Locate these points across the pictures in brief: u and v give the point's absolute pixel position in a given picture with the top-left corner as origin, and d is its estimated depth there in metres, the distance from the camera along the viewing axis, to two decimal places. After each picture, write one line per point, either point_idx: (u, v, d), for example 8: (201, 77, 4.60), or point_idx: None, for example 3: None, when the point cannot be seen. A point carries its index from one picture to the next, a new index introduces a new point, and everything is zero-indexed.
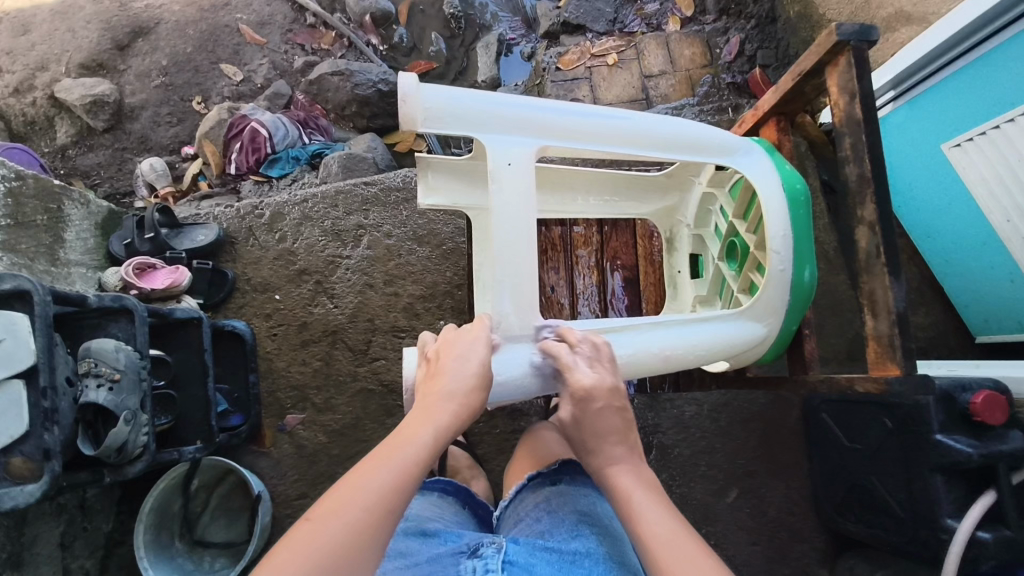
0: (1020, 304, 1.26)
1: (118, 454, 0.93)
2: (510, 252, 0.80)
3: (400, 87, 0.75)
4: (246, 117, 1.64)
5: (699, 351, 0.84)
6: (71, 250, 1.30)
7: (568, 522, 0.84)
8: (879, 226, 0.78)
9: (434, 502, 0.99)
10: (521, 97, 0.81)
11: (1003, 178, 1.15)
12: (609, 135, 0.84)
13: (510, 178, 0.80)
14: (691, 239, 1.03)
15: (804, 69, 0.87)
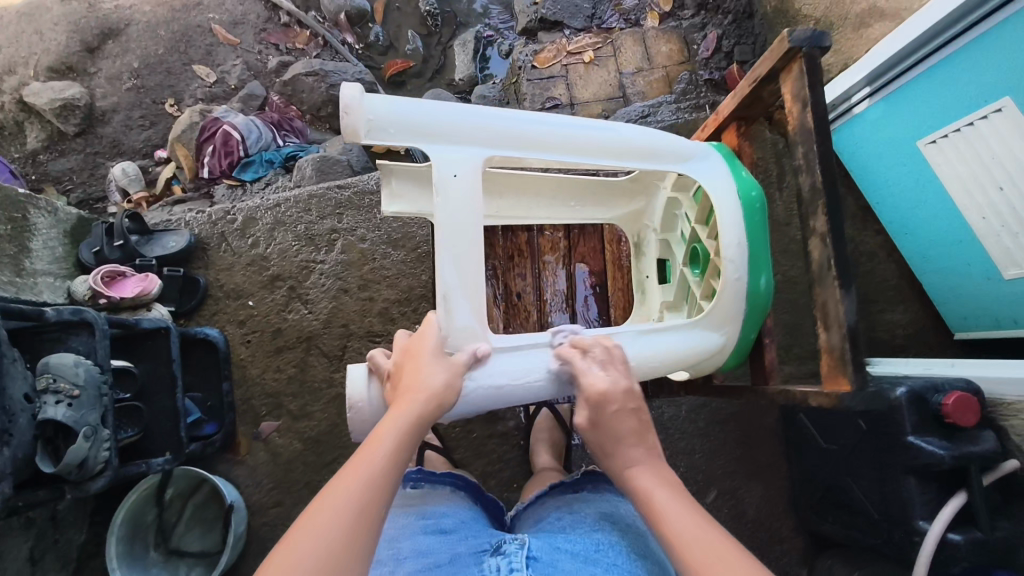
0: (996, 301, 1.25)
1: (78, 470, 0.91)
2: (455, 264, 0.78)
3: (343, 98, 0.74)
4: (217, 119, 1.61)
5: (653, 362, 0.84)
6: (37, 259, 1.28)
7: (592, 520, 0.85)
8: (833, 236, 0.77)
9: (445, 495, 0.95)
10: (467, 107, 0.81)
11: (979, 175, 1.14)
12: (561, 143, 0.83)
13: (455, 189, 0.79)
14: (657, 244, 1.03)
15: (761, 74, 0.86)
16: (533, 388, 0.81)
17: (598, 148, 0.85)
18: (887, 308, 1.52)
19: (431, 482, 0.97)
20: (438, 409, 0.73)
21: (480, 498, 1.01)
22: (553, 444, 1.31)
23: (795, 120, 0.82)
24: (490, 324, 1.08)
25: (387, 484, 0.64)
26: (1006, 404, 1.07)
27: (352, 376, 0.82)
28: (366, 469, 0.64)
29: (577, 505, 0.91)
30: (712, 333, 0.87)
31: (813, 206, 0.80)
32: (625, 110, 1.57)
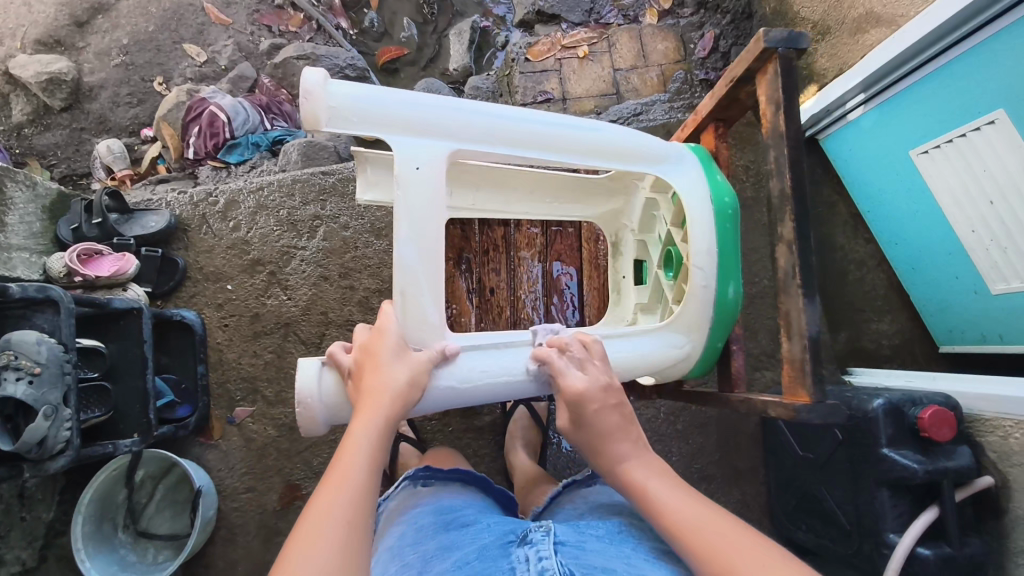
0: (982, 315, 1.24)
1: (37, 448, 0.90)
2: (414, 261, 0.78)
3: (303, 83, 0.74)
4: (205, 100, 1.59)
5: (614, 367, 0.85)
6: (12, 234, 1.25)
7: (607, 504, 0.87)
8: (800, 243, 0.76)
9: (457, 492, 0.92)
10: (432, 97, 0.80)
11: (970, 187, 1.12)
12: (532, 140, 0.83)
13: (417, 183, 0.78)
14: (635, 244, 1.04)
15: (737, 75, 0.84)
16: (495, 389, 0.82)
17: (570, 146, 0.85)
18: (873, 318, 1.51)
19: (441, 479, 0.94)
20: (405, 406, 0.73)
21: (489, 492, 0.98)
22: (529, 442, 1.30)
23: (768, 123, 0.80)
24: (464, 317, 1.07)
25: (370, 495, 0.66)
26: (983, 420, 1.05)
27: (303, 367, 0.80)
28: (350, 484, 0.65)
29: (593, 498, 0.90)
30: (679, 338, 0.88)
31: (782, 212, 0.78)
32: (618, 107, 1.56)
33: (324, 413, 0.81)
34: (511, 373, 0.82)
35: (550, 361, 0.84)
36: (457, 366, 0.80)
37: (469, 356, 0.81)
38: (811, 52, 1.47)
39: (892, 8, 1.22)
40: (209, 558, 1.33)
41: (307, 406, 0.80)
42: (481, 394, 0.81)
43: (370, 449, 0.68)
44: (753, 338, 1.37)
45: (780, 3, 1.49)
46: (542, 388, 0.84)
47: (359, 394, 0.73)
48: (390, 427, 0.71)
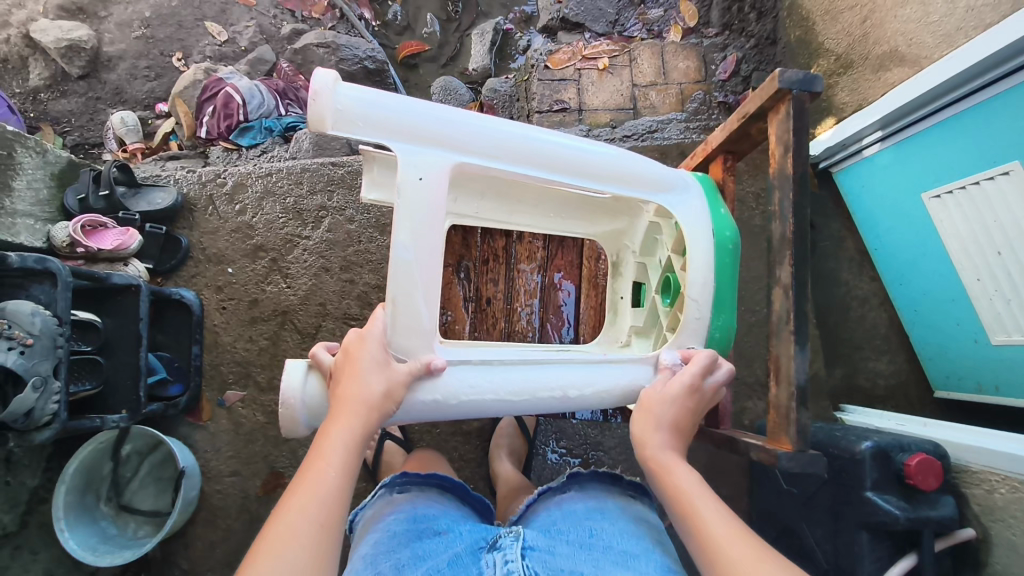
0: (981, 364, 1.23)
1: (24, 419, 0.91)
2: (408, 272, 0.78)
3: (313, 83, 0.74)
4: (221, 81, 1.59)
5: (602, 388, 0.86)
6: (19, 200, 1.25)
7: (580, 510, 0.86)
8: (797, 289, 0.75)
9: (432, 498, 0.92)
10: (439, 109, 0.79)
11: (979, 236, 1.11)
12: (537, 159, 0.83)
13: (417, 193, 0.78)
14: (635, 267, 1.04)
15: (749, 112, 0.84)
16: (480, 407, 0.82)
17: (575, 168, 0.85)
18: (871, 356, 1.50)
19: (418, 485, 0.94)
20: (383, 413, 0.75)
21: (465, 499, 0.97)
22: (514, 451, 1.30)
23: (777, 164, 0.80)
24: (458, 324, 1.07)
25: (344, 498, 0.66)
26: (970, 472, 1.05)
27: (287, 372, 0.81)
28: (323, 487, 0.66)
29: (567, 504, 0.89)
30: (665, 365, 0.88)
31: (782, 256, 0.78)
32: (633, 122, 1.56)
33: (306, 416, 0.81)
34: (497, 392, 0.82)
35: (540, 381, 0.84)
36: (439, 382, 0.80)
37: (456, 370, 0.81)
38: (830, 85, 1.46)
39: (916, 49, 1.21)
40: (187, 538, 1.34)
41: (288, 407, 0.81)
42: (467, 407, 0.82)
43: (345, 452, 0.69)
44: (748, 366, 1.36)
45: (806, 32, 1.50)
46: (527, 407, 0.84)
47: (336, 394, 0.74)
48: (366, 431, 0.73)
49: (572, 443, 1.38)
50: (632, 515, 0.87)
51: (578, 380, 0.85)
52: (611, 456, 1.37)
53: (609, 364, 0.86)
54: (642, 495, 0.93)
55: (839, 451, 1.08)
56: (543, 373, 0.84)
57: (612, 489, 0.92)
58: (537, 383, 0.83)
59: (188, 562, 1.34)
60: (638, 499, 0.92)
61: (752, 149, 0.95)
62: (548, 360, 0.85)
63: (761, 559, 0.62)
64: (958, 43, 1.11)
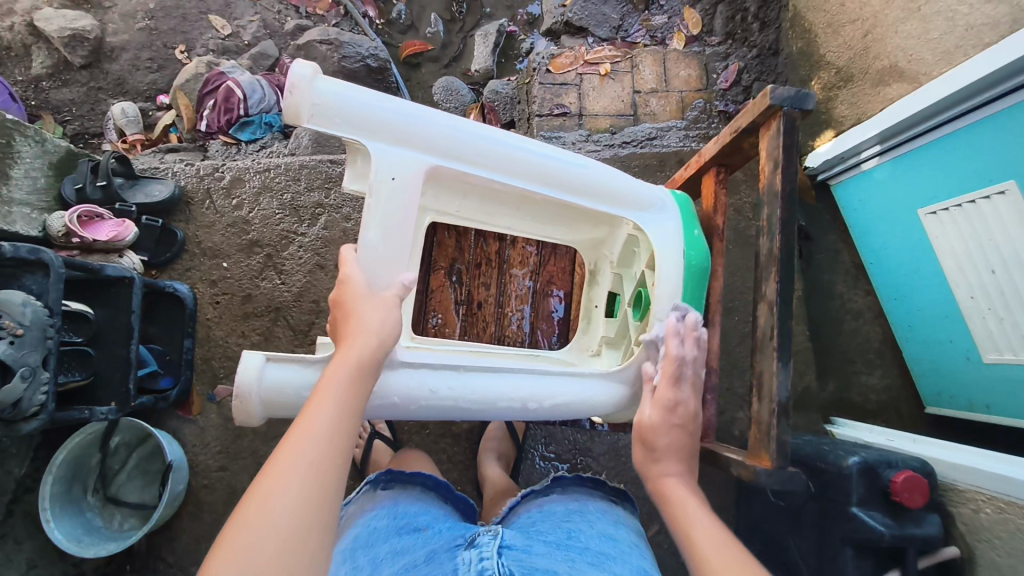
0: (972, 382, 1.23)
1: (11, 409, 0.91)
2: (378, 261, 0.84)
3: (290, 77, 0.77)
4: (223, 75, 1.59)
5: (570, 402, 0.89)
6: (15, 188, 1.26)
7: (560, 513, 0.87)
8: (782, 306, 0.76)
9: (415, 498, 0.91)
10: (413, 108, 0.83)
11: (974, 255, 1.11)
12: (510, 166, 0.88)
13: (389, 192, 0.84)
14: (612, 277, 1.06)
15: (740, 126, 0.84)
16: (441, 412, 0.85)
17: (547, 176, 0.89)
18: (863, 371, 1.50)
19: (402, 483, 0.94)
20: (386, 353, 0.76)
21: (449, 499, 0.95)
22: (503, 454, 1.30)
23: (765, 180, 0.80)
24: (448, 328, 1.06)
25: (339, 436, 0.66)
26: (956, 490, 1.05)
27: (245, 361, 0.80)
28: (319, 424, 0.65)
29: (548, 506, 0.89)
30: (618, 387, 0.92)
31: (768, 273, 0.79)
32: (633, 129, 1.56)
33: (258, 410, 0.81)
34: (456, 399, 0.84)
35: (501, 390, 0.86)
36: (392, 385, 0.81)
37: (417, 373, 0.82)
38: (830, 98, 1.46)
39: (916, 65, 1.21)
40: (173, 532, 1.34)
41: (240, 399, 0.80)
42: (426, 410, 0.84)
43: (344, 391, 0.70)
44: (739, 377, 1.37)
45: (808, 44, 1.50)
46: (485, 414, 0.87)
47: (340, 342, 0.76)
48: (366, 375, 0.73)
49: (561, 448, 1.38)
50: (613, 519, 0.88)
51: (538, 392, 0.88)
52: (599, 462, 1.37)
53: (571, 378, 0.90)
54: (624, 500, 0.95)
55: (826, 465, 1.08)
56: (504, 385, 0.86)
57: (594, 492, 0.94)
58: (499, 393, 0.86)
59: (173, 555, 1.33)
60: (618, 503, 0.94)
61: (744, 163, 0.95)
62: (512, 370, 0.87)
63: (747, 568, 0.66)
64: (958, 61, 1.11)
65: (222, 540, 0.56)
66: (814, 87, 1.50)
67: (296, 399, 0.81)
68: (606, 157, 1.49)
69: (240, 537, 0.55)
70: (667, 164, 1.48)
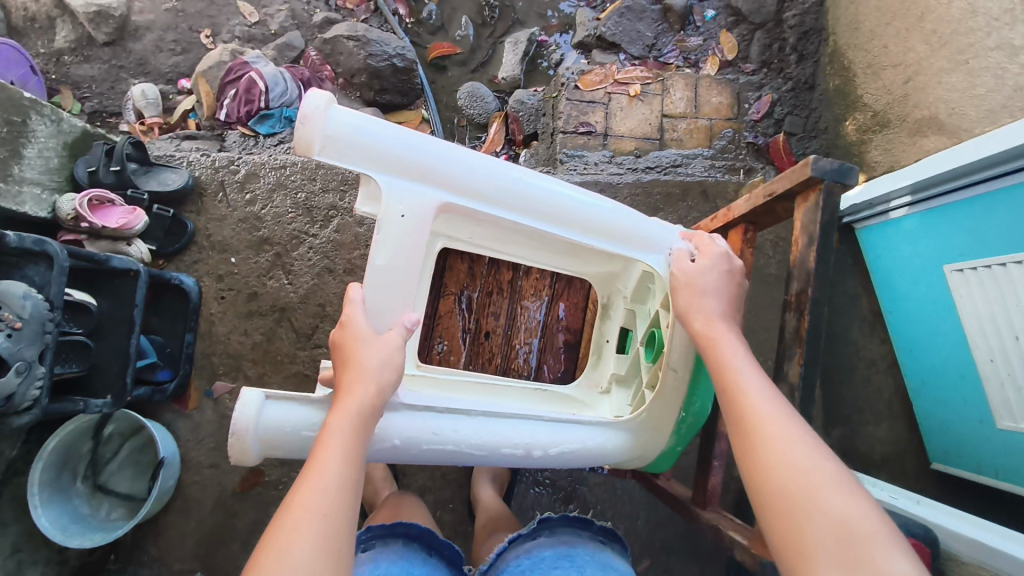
0: (984, 446, 1.19)
1: (3, 403, 0.89)
2: (382, 291, 0.83)
3: (303, 108, 0.76)
4: (246, 65, 1.55)
5: (574, 450, 0.87)
6: (27, 167, 1.24)
7: (548, 560, 0.87)
8: (803, 389, 0.79)
9: (397, 556, 0.89)
10: (428, 142, 0.82)
11: (998, 319, 1.07)
12: (525, 207, 0.86)
13: (399, 226, 0.83)
14: (624, 312, 1.03)
15: (776, 191, 0.84)
16: (443, 454, 0.83)
17: (562, 219, 0.87)
18: (870, 422, 1.47)
19: (382, 539, 0.91)
20: (386, 398, 0.75)
21: (432, 547, 0.92)
22: (497, 477, 1.28)
23: (799, 255, 0.83)
24: (453, 356, 1.04)
25: (349, 485, 0.66)
26: (958, 563, 1.02)
27: (244, 400, 0.77)
28: (328, 474, 0.65)
29: (537, 552, 0.89)
30: (622, 436, 0.90)
31: (792, 351, 0.82)
32: (658, 154, 1.53)
33: (256, 446, 0.79)
34: (457, 442, 0.82)
35: (504, 436, 0.84)
36: (397, 426, 0.80)
37: (421, 413, 0.81)
38: (863, 141, 1.42)
39: (956, 120, 1.17)
40: (159, 526, 1.33)
41: (235, 436, 0.77)
42: (426, 453, 0.82)
43: (348, 441, 0.69)
44: None
45: (846, 82, 1.46)
46: (487, 459, 0.85)
47: (339, 389, 0.74)
48: (369, 421, 0.72)
49: (556, 476, 1.36)
50: (601, 561, 0.88)
51: (543, 440, 0.85)
52: (594, 493, 1.34)
53: (579, 425, 0.88)
54: (614, 539, 0.93)
55: None
56: (508, 431, 0.84)
57: (583, 533, 0.92)
58: (503, 437, 0.84)
59: (157, 549, 1.32)
60: (608, 543, 0.93)
61: (775, 223, 0.94)
62: (517, 414, 0.85)
63: (797, 437, 0.67)
64: (1003, 121, 1.07)
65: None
66: (847, 127, 1.46)
67: (295, 438, 0.80)
68: (629, 182, 1.46)
69: None
70: (689, 194, 1.45)
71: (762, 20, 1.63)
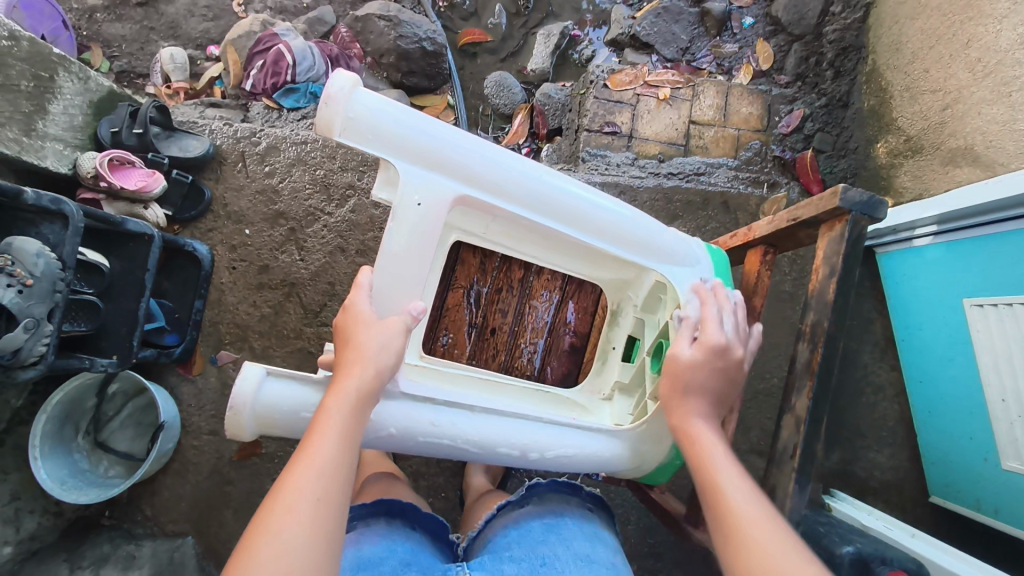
0: (985, 485, 1.17)
1: (10, 356, 0.90)
2: (393, 278, 0.82)
3: (328, 87, 0.75)
4: (276, 36, 1.55)
5: (569, 455, 0.86)
6: (51, 123, 1.24)
7: (536, 533, 0.86)
8: (809, 421, 0.79)
9: (378, 533, 0.87)
10: (450, 132, 0.81)
11: (1014, 359, 1.04)
12: (542, 204, 0.85)
13: (414, 215, 0.82)
14: (633, 320, 1.03)
15: (800, 217, 0.83)
16: (438, 447, 0.82)
17: (578, 220, 0.86)
18: (872, 448, 1.45)
19: (362, 517, 0.89)
20: (385, 380, 0.74)
21: (416, 521, 0.92)
22: (490, 468, 1.28)
23: (817, 283, 0.82)
24: (457, 349, 1.03)
25: (342, 468, 0.65)
26: None
27: (244, 374, 0.77)
28: (321, 455, 0.64)
29: (524, 521, 0.89)
30: (618, 445, 0.89)
31: (801, 384, 0.81)
32: (682, 160, 1.51)
33: (252, 424, 0.79)
34: (453, 437, 0.82)
35: (501, 435, 0.83)
36: (394, 416, 0.79)
37: (419, 404, 0.81)
38: (893, 165, 1.39)
39: (992, 153, 1.14)
40: (155, 486, 1.35)
41: (232, 409, 0.77)
42: (421, 445, 0.82)
43: (345, 423, 0.68)
44: (744, 434, 1.33)
45: (881, 103, 1.43)
46: (480, 456, 0.84)
47: (338, 371, 0.73)
48: (365, 406, 0.71)
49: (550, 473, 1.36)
50: (588, 532, 0.88)
51: (541, 443, 0.85)
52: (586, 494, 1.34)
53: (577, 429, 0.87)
54: (601, 507, 0.96)
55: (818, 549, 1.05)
56: (504, 429, 0.84)
57: (570, 499, 0.94)
58: (499, 436, 0.83)
59: (152, 508, 1.34)
60: (595, 510, 0.95)
61: (796, 247, 0.92)
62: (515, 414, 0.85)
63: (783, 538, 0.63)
64: None
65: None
66: (878, 150, 1.43)
67: (291, 418, 0.80)
68: (650, 185, 1.45)
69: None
70: (710, 203, 1.44)
71: (801, 32, 1.60)
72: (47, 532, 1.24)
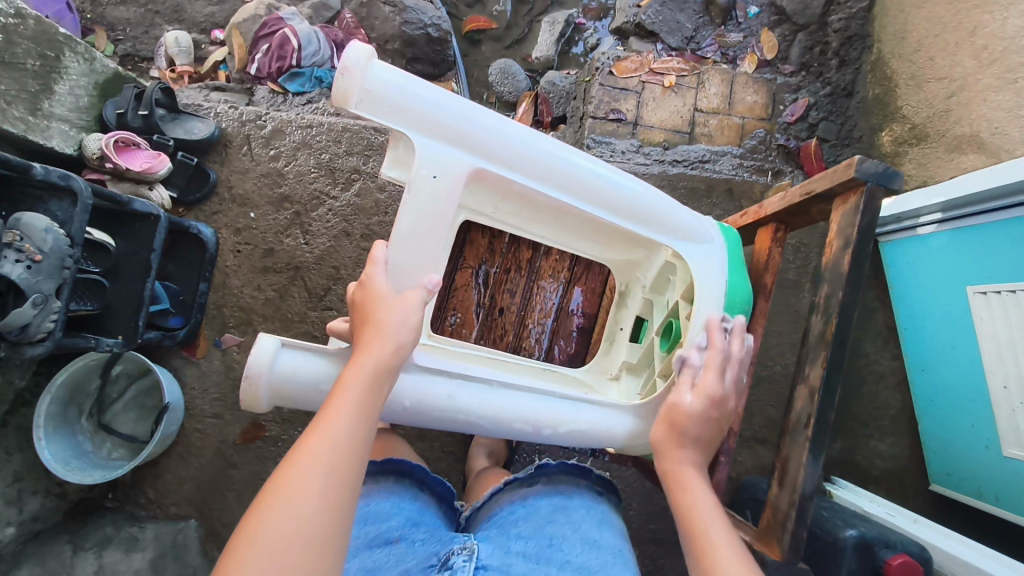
0: (986, 469, 1.18)
1: (19, 331, 0.90)
2: (407, 252, 0.83)
3: (344, 59, 0.75)
4: (280, 20, 1.54)
5: (580, 431, 0.87)
6: (57, 103, 1.23)
7: (544, 512, 0.86)
8: (821, 393, 0.79)
9: (388, 491, 0.92)
10: (466, 105, 0.81)
11: (1017, 344, 1.05)
12: (557, 180, 0.85)
13: (428, 189, 0.82)
14: (641, 300, 1.03)
15: (813, 190, 0.84)
16: (450, 420, 0.83)
17: (591, 195, 0.86)
18: (873, 437, 1.46)
19: (374, 476, 0.93)
20: (402, 358, 0.74)
21: (423, 485, 0.96)
22: (495, 451, 1.29)
23: (831, 256, 0.82)
24: (464, 329, 1.04)
25: (357, 440, 0.65)
26: None
27: (259, 344, 0.77)
28: (335, 427, 0.64)
29: (532, 500, 0.89)
30: (628, 421, 0.90)
31: (814, 355, 0.82)
32: (686, 148, 1.51)
33: (266, 400, 0.80)
34: (465, 411, 0.82)
35: (513, 410, 0.84)
36: (408, 388, 0.80)
37: (431, 378, 0.81)
38: (898, 153, 1.40)
39: (998, 139, 1.15)
40: (159, 468, 1.35)
41: (247, 381, 0.78)
42: (433, 419, 0.83)
43: (360, 399, 0.68)
44: (747, 420, 1.34)
45: (885, 92, 1.44)
46: (492, 430, 0.85)
47: (357, 345, 0.74)
48: (382, 382, 0.71)
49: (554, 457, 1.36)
50: (595, 516, 0.88)
51: (551, 417, 0.85)
52: None
53: (587, 405, 0.88)
54: (610, 491, 0.96)
55: (822, 532, 1.06)
56: (515, 405, 0.84)
57: (580, 480, 0.94)
58: (512, 412, 0.84)
59: (155, 491, 1.35)
60: (603, 494, 0.95)
61: (806, 224, 0.93)
62: (527, 390, 0.85)
63: None
64: None
65: (234, 556, 0.55)
66: (883, 138, 1.44)
67: (306, 388, 0.80)
68: (653, 173, 1.46)
69: (257, 549, 0.55)
70: (714, 191, 1.45)
71: (806, 21, 1.58)
72: (51, 513, 1.25)
